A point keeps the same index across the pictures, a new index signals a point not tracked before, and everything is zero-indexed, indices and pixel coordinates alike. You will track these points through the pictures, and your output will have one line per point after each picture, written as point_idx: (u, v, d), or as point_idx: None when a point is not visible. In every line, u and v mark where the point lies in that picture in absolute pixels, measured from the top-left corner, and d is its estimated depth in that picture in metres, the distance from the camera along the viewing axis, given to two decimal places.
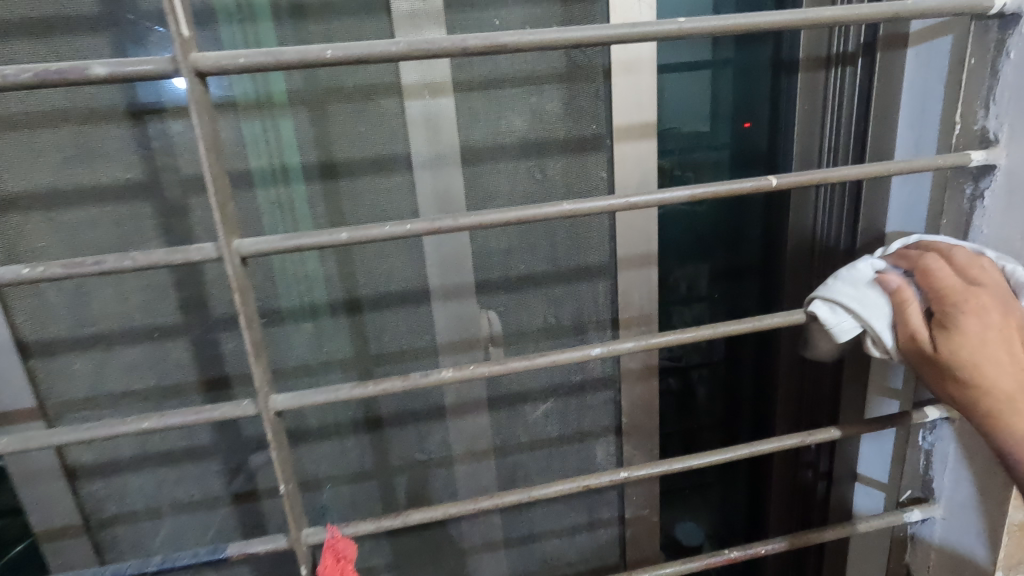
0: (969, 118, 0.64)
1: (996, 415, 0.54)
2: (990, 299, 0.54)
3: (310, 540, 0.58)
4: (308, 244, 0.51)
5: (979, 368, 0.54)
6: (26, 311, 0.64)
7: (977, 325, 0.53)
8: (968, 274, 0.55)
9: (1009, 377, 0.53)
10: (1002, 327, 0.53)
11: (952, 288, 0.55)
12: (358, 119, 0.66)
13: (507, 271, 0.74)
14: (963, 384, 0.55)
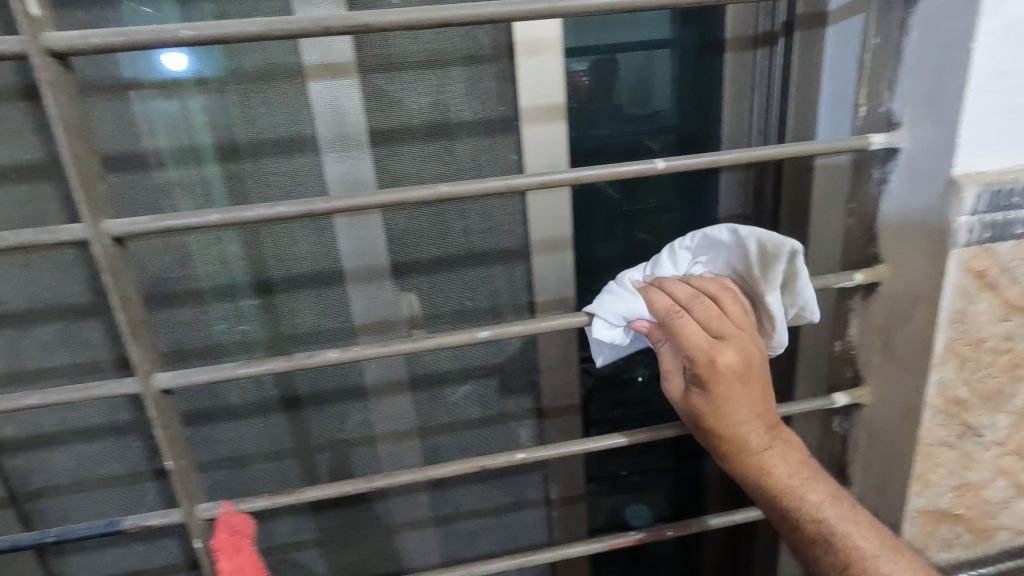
0: (876, 99, 0.62)
1: (756, 463, 0.58)
2: (733, 356, 0.54)
3: (203, 515, 0.59)
4: (180, 225, 0.51)
5: (727, 426, 0.58)
6: None
7: (730, 391, 0.56)
8: (716, 331, 0.55)
9: (748, 422, 0.57)
10: (743, 378, 0.55)
11: (701, 343, 0.55)
12: (261, 99, 0.66)
13: (420, 251, 0.74)
14: (721, 443, 0.59)
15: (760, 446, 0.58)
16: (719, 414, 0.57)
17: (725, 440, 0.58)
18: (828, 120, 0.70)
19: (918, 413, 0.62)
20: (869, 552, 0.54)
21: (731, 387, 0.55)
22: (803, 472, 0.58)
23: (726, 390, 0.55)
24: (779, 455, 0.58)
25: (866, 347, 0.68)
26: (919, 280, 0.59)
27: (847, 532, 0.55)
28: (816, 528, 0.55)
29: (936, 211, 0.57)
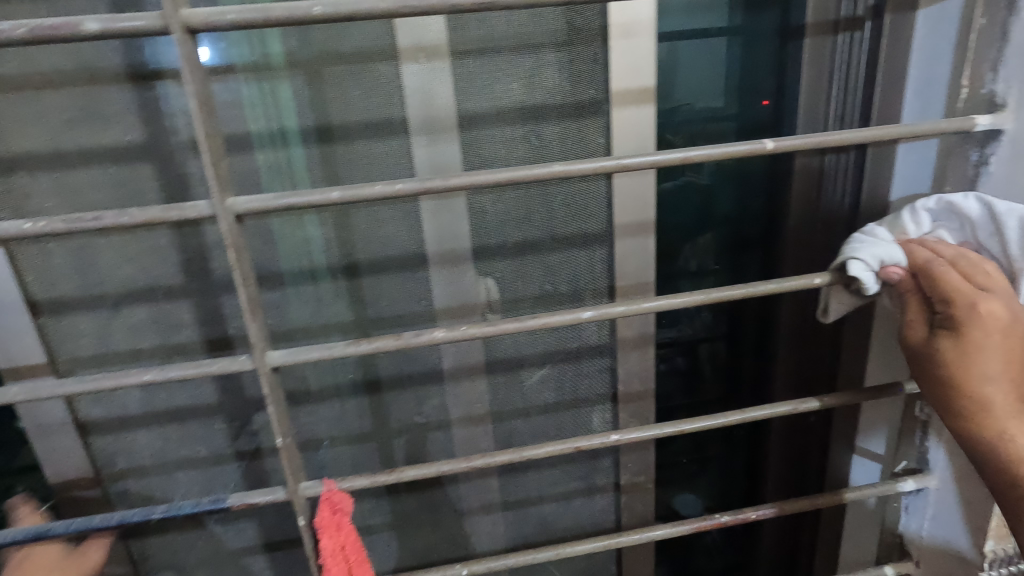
0: (976, 82, 0.62)
1: (993, 427, 0.56)
2: (1001, 307, 0.54)
3: (306, 493, 0.60)
4: (300, 203, 0.51)
5: (970, 378, 0.56)
6: (34, 269, 0.66)
7: (979, 332, 0.55)
8: (977, 282, 0.56)
9: (997, 380, 0.56)
10: (1006, 330, 0.55)
11: (967, 292, 0.55)
12: (355, 82, 0.66)
13: (501, 237, 0.74)
14: (967, 398, 0.57)
15: (966, 405, 0.57)
16: (950, 364, 0.57)
17: (970, 397, 0.57)
18: (914, 104, 0.70)
19: None
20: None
21: (989, 336, 0.55)
22: None
23: (985, 337, 0.55)
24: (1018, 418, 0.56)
25: None
26: None
27: None
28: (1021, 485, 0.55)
29: None
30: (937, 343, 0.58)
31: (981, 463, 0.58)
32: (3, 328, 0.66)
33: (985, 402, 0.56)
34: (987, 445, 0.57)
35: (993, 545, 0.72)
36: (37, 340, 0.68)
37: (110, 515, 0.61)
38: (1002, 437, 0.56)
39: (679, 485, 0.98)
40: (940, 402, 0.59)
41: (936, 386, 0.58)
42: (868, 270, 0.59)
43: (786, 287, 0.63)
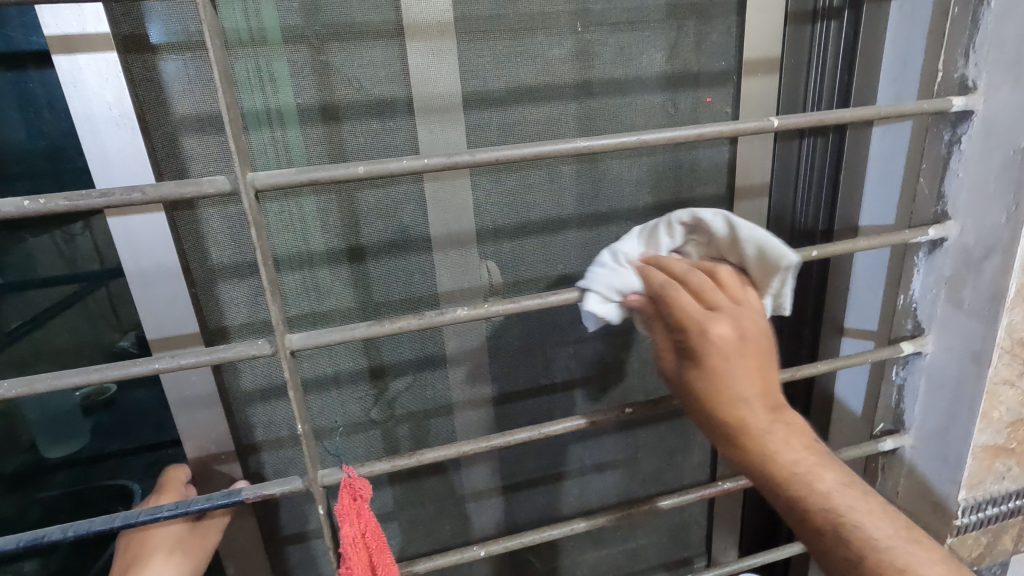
0: (949, 67, 0.67)
1: (754, 447, 0.52)
2: (727, 326, 0.53)
3: (325, 480, 0.59)
4: (325, 177, 0.50)
5: (720, 393, 0.53)
6: (191, 238, 0.63)
7: (715, 352, 0.53)
8: (708, 300, 0.55)
9: (749, 399, 0.53)
10: (746, 350, 0.53)
11: (695, 315, 0.54)
12: (360, 59, 0.64)
13: (721, 183, 0.81)
14: (717, 418, 0.53)
15: (768, 434, 0.52)
16: (699, 383, 0.54)
17: (724, 417, 0.53)
18: (888, 91, 0.73)
19: (986, 356, 0.68)
20: (848, 550, 0.47)
21: (724, 356, 0.53)
22: (811, 456, 0.51)
23: (717, 358, 0.53)
24: (782, 442, 0.52)
25: (928, 301, 0.74)
26: (989, 231, 0.65)
27: (857, 524, 0.48)
28: (814, 508, 0.49)
29: (1017, 164, 0.62)
30: (690, 371, 0.54)
31: (773, 502, 0.52)
32: (157, 298, 0.64)
33: (750, 429, 0.52)
34: (770, 475, 0.51)
35: (965, 495, 0.75)
36: (189, 308, 0.66)
37: (115, 517, 0.57)
38: (760, 465, 0.51)
39: None
40: (705, 430, 0.55)
41: (706, 418, 0.54)
42: (607, 303, 0.59)
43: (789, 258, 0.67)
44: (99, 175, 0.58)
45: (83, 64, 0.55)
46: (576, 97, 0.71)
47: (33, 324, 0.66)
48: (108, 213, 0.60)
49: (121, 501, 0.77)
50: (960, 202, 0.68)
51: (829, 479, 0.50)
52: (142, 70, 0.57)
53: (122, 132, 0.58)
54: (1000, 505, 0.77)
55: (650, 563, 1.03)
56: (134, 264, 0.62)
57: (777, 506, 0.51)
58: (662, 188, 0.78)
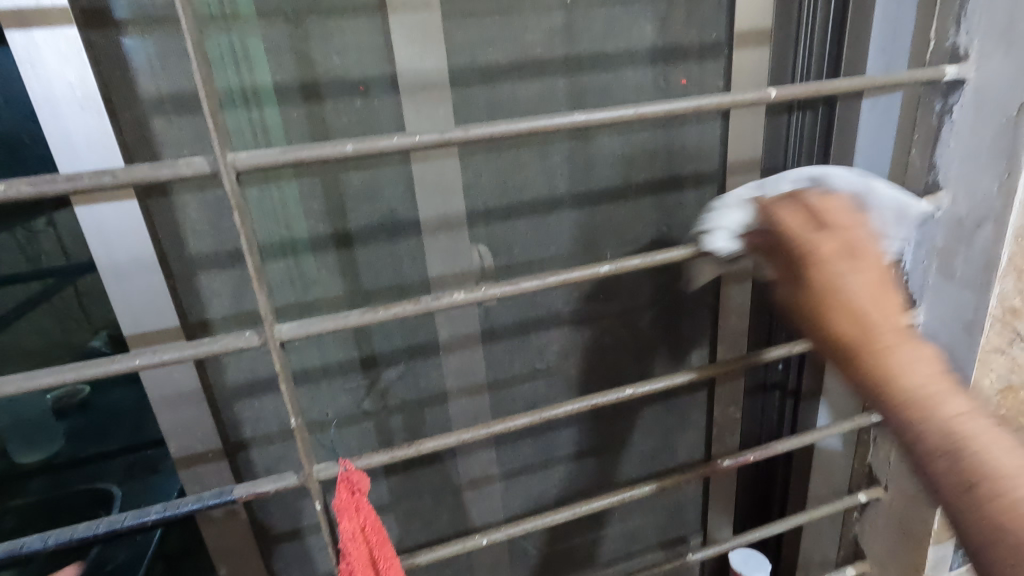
0: (941, 35, 0.65)
1: (893, 384, 0.41)
2: (835, 248, 0.45)
3: (321, 475, 0.57)
4: (311, 156, 0.47)
5: (856, 320, 0.42)
6: (165, 226, 0.61)
7: (851, 276, 0.44)
8: (823, 220, 0.47)
9: (894, 330, 0.42)
10: (877, 270, 0.44)
11: (800, 233, 0.47)
12: (340, 34, 0.61)
13: (715, 159, 0.79)
14: (850, 351, 0.43)
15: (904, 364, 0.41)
16: (826, 310, 0.43)
17: (862, 349, 0.42)
18: (877, 60, 0.71)
19: (978, 324, 0.69)
20: (982, 503, 0.39)
21: (847, 275, 0.44)
22: (968, 406, 0.41)
23: (841, 277, 0.44)
24: (929, 379, 0.41)
25: (921, 271, 0.73)
26: (982, 200, 0.65)
27: (998, 468, 0.39)
28: (958, 456, 0.40)
29: (1009, 133, 0.62)
30: (817, 292, 0.44)
31: (896, 430, 0.42)
32: (134, 293, 0.60)
33: (884, 351, 0.42)
34: (914, 412, 0.41)
35: None
36: (169, 302, 0.62)
37: (99, 523, 0.53)
38: (925, 419, 0.41)
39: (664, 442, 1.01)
40: (835, 366, 0.44)
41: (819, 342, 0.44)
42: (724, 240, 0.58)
43: None
44: (63, 163, 0.53)
45: (39, 41, 0.50)
46: (565, 71, 0.69)
47: (1, 324, 0.62)
48: (74, 201, 0.54)
49: (104, 506, 0.74)
50: (953, 173, 0.68)
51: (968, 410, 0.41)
52: (105, 49, 0.54)
53: (87, 115, 0.53)
54: None
55: (648, 543, 1.04)
56: (105, 258, 0.58)
57: (921, 460, 0.41)
58: (654, 165, 0.77)
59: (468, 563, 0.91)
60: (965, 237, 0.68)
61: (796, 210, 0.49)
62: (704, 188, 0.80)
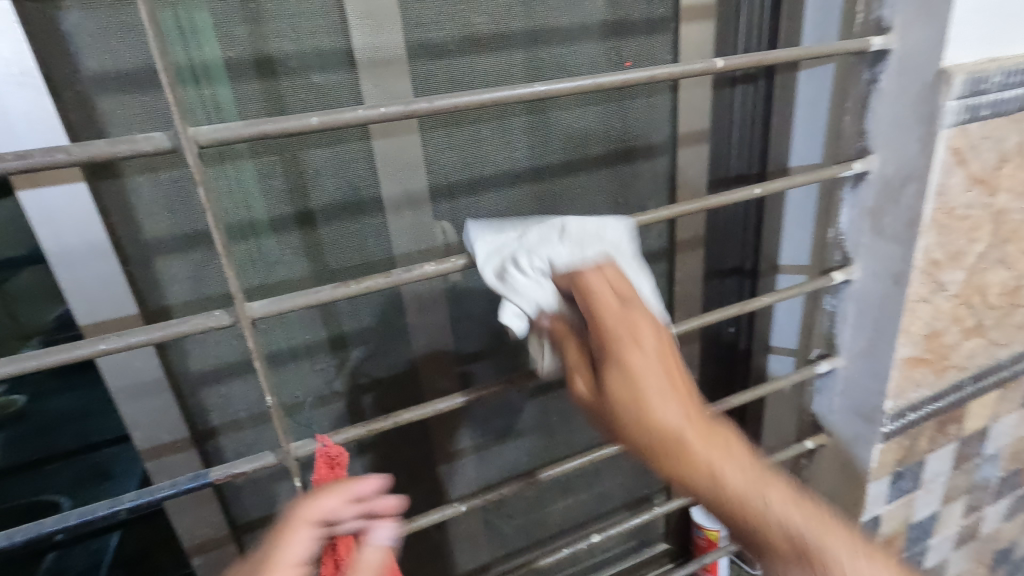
0: (869, 8, 0.70)
1: (700, 465, 0.53)
2: (648, 341, 0.54)
3: (299, 452, 0.57)
4: (275, 131, 0.47)
5: (649, 420, 0.53)
6: (116, 210, 0.58)
7: (642, 361, 0.54)
8: (630, 322, 0.54)
9: (680, 413, 0.54)
10: (670, 363, 0.55)
11: (611, 321, 0.54)
12: (294, 8, 0.59)
13: (668, 129, 0.82)
14: (654, 440, 0.54)
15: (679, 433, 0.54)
16: (624, 410, 0.54)
17: (659, 439, 0.53)
18: (812, 32, 0.76)
19: (905, 276, 0.75)
20: (779, 551, 0.53)
21: (646, 383, 0.53)
22: (752, 467, 0.56)
23: (641, 386, 0.53)
24: (722, 459, 0.55)
25: (856, 231, 0.80)
26: (907, 161, 0.71)
27: (792, 518, 0.53)
28: (753, 515, 0.54)
29: (927, 97, 0.67)
30: (615, 385, 0.54)
31: (721, 511, 0.55)
32: (89, 279, 0.57)
33: (666, 432, 0.53)
34: (730, 505, 0.54)
35: (890, 404, 0.83)
36: (127, 288, 0.60)
37: (69, 514, 0.52)
38: (694, 479, 0.54)
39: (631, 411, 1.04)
40: (646, 459, 0.55)
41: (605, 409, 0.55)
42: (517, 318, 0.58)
43: (733, 199, 0.72)
44: None
45: None
46: (522, 45, 0.70)
47: None
48: (18, 185, 0.51)
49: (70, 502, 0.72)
50: (881, 136, 0.74)
51: (740, 480, 0.54)
52: (38, 21, 0.51)
53: (24, 91, 0.50)
54: (917, 409, 0.86)
55: (616, 505, 1.08)
56: (54, 244, 0.55)
57: (719, 516, 0.55)
58: (610, 137, 0.79)
59: (445, 537, 0.93)
60: (891, 197, 0.74)
61: (605, 285, 0.56)
62: (657, 159, 0.84)
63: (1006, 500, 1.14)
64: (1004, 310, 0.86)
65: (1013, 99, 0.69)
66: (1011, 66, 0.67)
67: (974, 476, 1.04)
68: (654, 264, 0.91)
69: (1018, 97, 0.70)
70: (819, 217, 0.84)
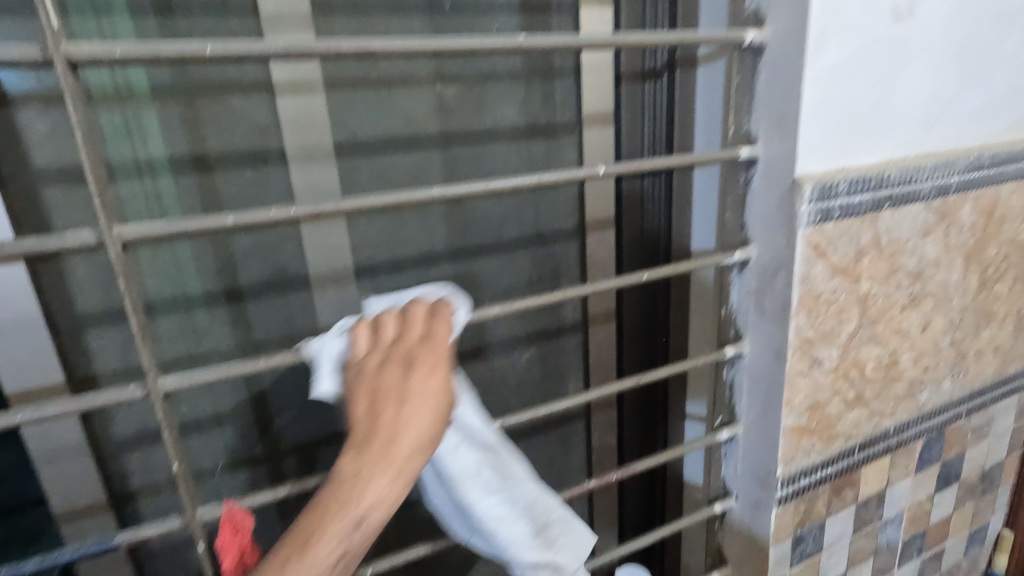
0: (739, 123, 0.82)
1: (386, 442, 0.51)
2: (407, 417, 0.52)
3: (205, 517, 0.60)
4: (192, 228, 0.54)
5: (375, 436, 0.51)
6: (55, 286, 0.64)
7: (414, 404, 0.53)
8: (403, 395, 0.53)
9: (407, 410, 0.52)
10: (399, 451, 0.51)
11: (385, 415, 0.52)
12: (225, 112, 0.68)
13: (574, 219, 0.94)
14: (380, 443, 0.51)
15: (347, 457, 0.50)
16: (372, 433, 0.51)
17: (384, 438, 0.51)
18: (700, 138, 0.87)
19: (785, 351, 0.84)
20: (401, 437, 0.51)
21: (401, 413, 0.52)
22: (425, 419, 0.53)
23: (399, 419, 0.52)
24: (397, 430, 0.51)
25: (742, 310, 0.89)
26: (778, 252, 0.81)
27: (402, 442, 0.51)
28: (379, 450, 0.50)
29: (787, 200, 0.78)
30: (404, 407, 0.52)
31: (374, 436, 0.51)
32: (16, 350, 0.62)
33: (387, 434, 0.51)
34: (390, 446, 0.51)
35: (782, 470, 0.90)
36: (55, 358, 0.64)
37: None
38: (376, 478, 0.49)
39: (559, 478, 1.07)
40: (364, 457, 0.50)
41: (395, 344, 0.57)
42: None
43: (624, 282, 0.77)
44: None
45: None
46: (438, 146, 0.81)
47: None
48: None
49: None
50: (756, 229, 0.84)
51: (415, 432, 0.52)
52: (2, 126, 0.60)
53: None
54: (810, 473, 0.93)
55: None
56: None
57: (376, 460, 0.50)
58: (522, 224, 0.90)
59: None
60: (768, 281, 0.84)
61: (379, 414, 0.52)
62: (567, 242, 0.95)
63: (913, 562, 1.20)
64: (882, 382, 0.95)
65: (861, 203, 0.81)
66: (856, 176, 0.79)
67: (878, 539, 1.11)
68: (569, 334, 1.00)
69: (865, 201, 0.81)
70: (714, 298, 0.93)
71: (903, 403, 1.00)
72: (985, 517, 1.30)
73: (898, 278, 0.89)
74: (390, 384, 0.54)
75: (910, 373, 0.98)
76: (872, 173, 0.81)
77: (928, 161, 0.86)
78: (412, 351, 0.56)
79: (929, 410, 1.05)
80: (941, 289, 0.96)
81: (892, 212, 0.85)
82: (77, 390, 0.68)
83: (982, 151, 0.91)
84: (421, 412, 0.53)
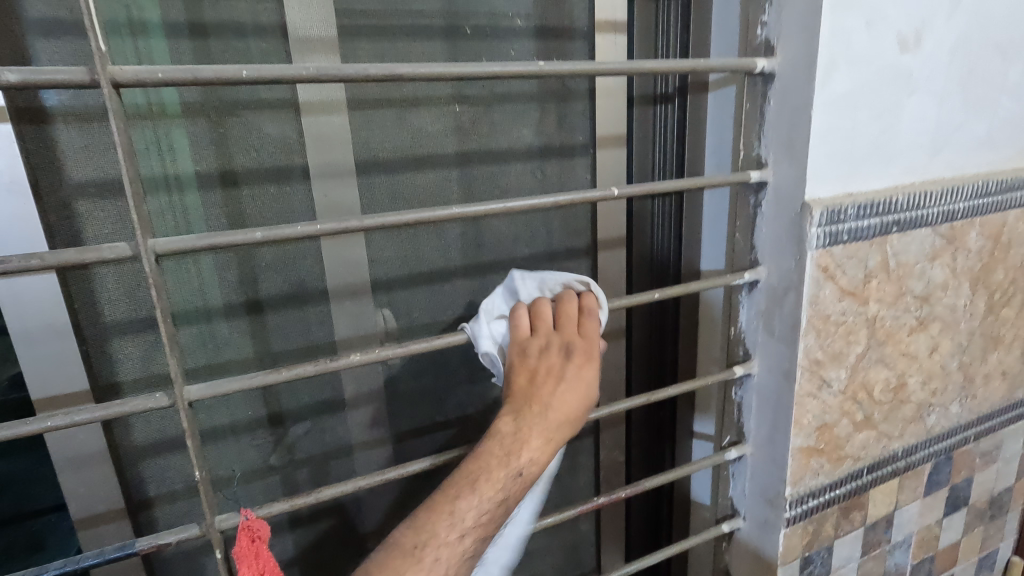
0: (750, 147, 0.84)
1: (537, 411, 0.62)
2: (566, 393, 0.63)
3: (223, 525, 0.61)
4: (222, 241, 0.56)
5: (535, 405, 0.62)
6: (83, 296, 0.66)
7: (567, 384, 0.63)
8: (557, 376, 0.64)
9: (564, 389, 0.63)
10: (550, 423, 0.62)
11: (543, 387, 0.63)
12: (252, 129, 0.70)
13: (585, 238, 0.96)
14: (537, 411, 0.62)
15: (506, 416, 0.62)
16: (538, 399, 0.62)
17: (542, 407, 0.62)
18: (711, 161, 0.89)
19: (793, 372, 0.85)
20: (555, 410, 0.62)
21: (559, 389, 0.63)
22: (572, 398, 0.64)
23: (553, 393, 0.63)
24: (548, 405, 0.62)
25: (751, 330, 0.90)
26: (787, 274, 0.82)
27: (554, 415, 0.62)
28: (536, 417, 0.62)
29: (797, 223, 0.79)
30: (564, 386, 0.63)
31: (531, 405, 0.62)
32: (44, 358, 0.64)
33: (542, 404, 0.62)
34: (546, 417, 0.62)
35: (790, 490, 0.91)
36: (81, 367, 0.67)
37: None
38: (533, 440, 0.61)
39: (566, 494, 1.08)
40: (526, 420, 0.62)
41: (553, 331, 0.67)
42: None
43: (636, 301, 0.79)
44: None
45: None
46: (455, 165, 0.83)
47: None
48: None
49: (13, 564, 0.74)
50: (766, 251, 0.85)
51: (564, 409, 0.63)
52: (39, 141, 0.62)
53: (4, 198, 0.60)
54: (818, 495, 0.93)
55: None
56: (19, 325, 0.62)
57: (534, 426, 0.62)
58: (535, 242, 0.92)
59: None
60: (777, 302, 0.85)
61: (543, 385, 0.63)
62: (578, 261, 0.96)
63: None
64: (890, 405, 0.96)
65: (869, 227, 0.82)
66: (864, 201, 0.81)
67: (886, 563, 1.10)
68: None
69: (873, 225, 0.83)
70: (723, 317, 0.94)
71: (911, 427, 1.01)
72: (994, 543, 1.29)
73: (905, 302, 0.91)
74: (558, 361, 0.64)
75: (918, 397, 0.99)
76: (880, 198, 0.82)
77: (935, 188, 0.87)
78: (570, 340, 0.66)
79: (937, 434, 1.05)
80: (948, 313, 0.97)
81: (900, 236, 0.86)
82: (99, 397, 0.69)
83: (988, 178, 0.93)
84: (574, 390, 0.64)
